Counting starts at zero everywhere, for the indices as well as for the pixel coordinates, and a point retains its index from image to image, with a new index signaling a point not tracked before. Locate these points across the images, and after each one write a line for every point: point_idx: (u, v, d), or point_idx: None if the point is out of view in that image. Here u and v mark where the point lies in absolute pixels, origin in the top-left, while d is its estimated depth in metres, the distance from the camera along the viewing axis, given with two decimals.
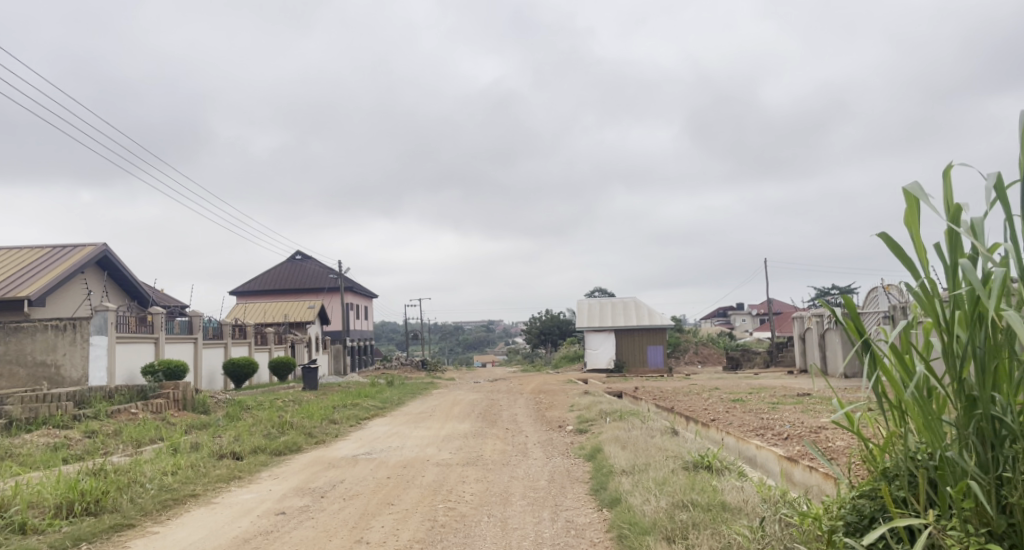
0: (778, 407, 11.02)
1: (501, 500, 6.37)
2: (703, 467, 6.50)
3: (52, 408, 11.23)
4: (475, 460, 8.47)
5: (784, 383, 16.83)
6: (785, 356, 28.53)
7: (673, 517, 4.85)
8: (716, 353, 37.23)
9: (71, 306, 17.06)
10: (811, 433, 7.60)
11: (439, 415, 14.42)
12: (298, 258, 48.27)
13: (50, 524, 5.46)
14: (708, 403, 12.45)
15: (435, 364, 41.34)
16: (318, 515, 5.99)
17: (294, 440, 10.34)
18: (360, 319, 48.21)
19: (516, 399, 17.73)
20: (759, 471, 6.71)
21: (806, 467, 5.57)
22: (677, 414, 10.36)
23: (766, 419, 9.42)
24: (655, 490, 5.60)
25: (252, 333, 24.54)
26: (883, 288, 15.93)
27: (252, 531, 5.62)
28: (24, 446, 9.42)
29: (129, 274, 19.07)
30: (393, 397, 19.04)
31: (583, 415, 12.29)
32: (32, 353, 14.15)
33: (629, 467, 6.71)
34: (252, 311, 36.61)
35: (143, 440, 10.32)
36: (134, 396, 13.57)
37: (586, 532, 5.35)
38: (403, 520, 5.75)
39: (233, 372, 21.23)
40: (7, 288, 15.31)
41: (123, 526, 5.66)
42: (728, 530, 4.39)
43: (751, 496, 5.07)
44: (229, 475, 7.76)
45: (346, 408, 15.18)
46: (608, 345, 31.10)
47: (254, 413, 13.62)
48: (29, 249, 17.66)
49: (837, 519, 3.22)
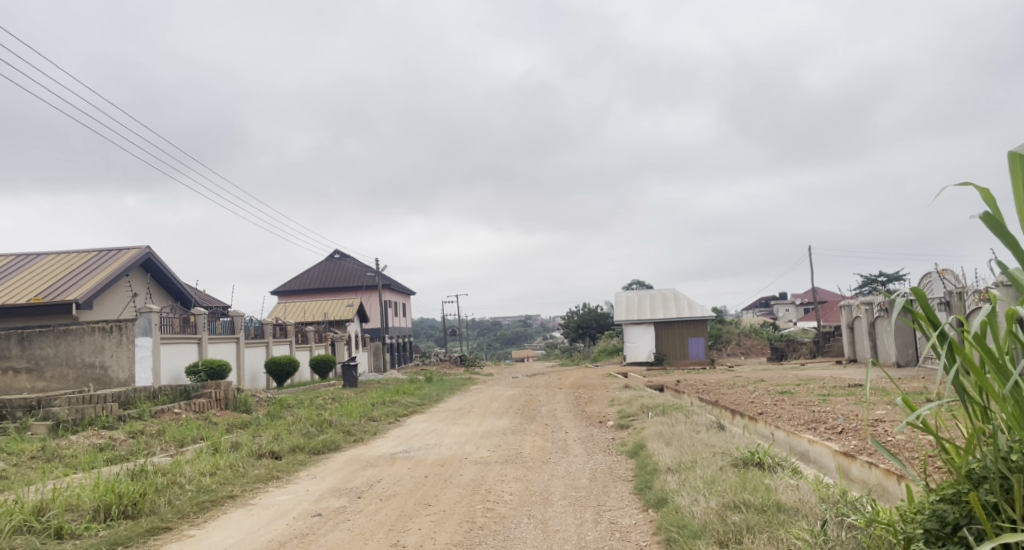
0: (830, 399, 10.58)
1: (542, 500, 6.15)
2: (754, 464, 6.22)
3: (97, 409, 11.32)
4: (515, 458, 8.27)
5: (835, 374, 16.25)
6: (832, 345, 27.73)
7: (725, 519, 4.58)
8: (760, 344, 36.41)
9: (116, 308, 17.32)
10: (868, 427, 7.22)
11: (478, 410, 14.30)
12: (337, 256, 48.68)
13: (87, 528, 5.41)
14: (755, 395, 12.07)
15: (474, 359, 41.29)
16: (355, 517, 5.84)
17: (332, 438, 10.25)
18: (399, 317, 48.49)
19: (554, 394, 17.52)
20: (813, 466, 6.39)
21: (866, 464, 5.25)
22: (722, 408, 10.02)
23: (819, 412, 9.01)
24: (704, 490, 5.30)
25: (293, 331, 24.73)
26: (938, 273, 15.27)
27: (288, 533, 5.49)
28: (70, 447, 9.49)
29: (171, 275, 19.30)
30: (432, 393, 18.93)
31: (625, 410, 11.97)
32: (81, 355, 14.22)
33: (675, 465, 6.44)
34: (293, 310, 36.92)
35: (185, 440, 10.35)
36: (177, 396, 13.65)
37: (631, 534, 5.10)
38: (440, 522, 5.57)
39: (274, 371, 21.36)
40: (55, 291, 15.59)
41: (160, 529, 5.59)
42: (787, 533, 4.12)
43: (808, 495, 4.79)
44: (267, 475, 7.69)
45: (385, 405, 15.12)
46: (648, 338, 30.64)
47: (295, 411, 13.62)
48: (75, 254, 17.95)
49: (915, 527, 2.95)
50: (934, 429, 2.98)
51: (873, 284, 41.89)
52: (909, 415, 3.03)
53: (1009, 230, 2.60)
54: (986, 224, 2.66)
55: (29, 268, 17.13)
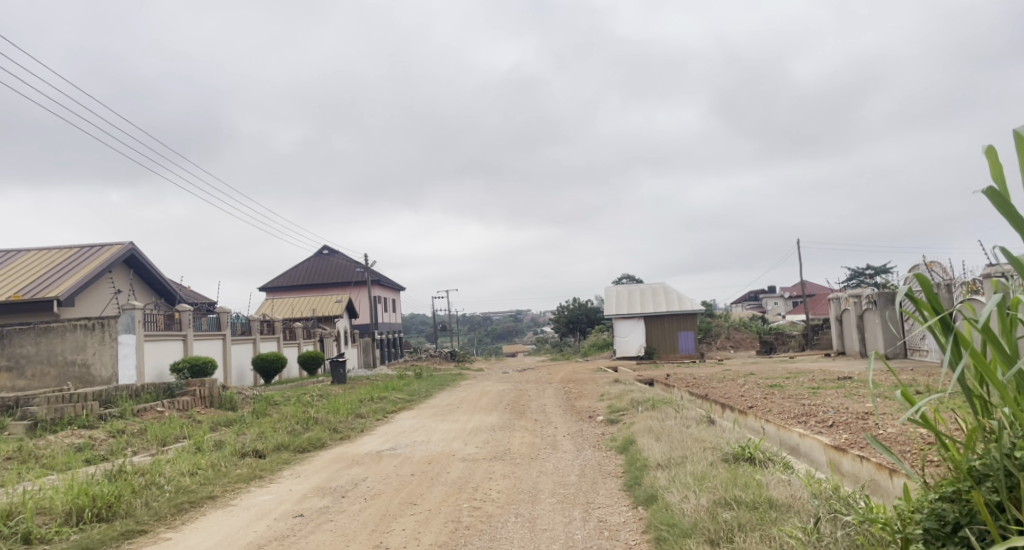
0: (819, 392, 10.51)
1: (529, 498, 6.01)
2: (745, 459, 6.10)
3: (77, 408, 11.09)
4: (503, 455, 8.14)
5: (825, 367, 16.21)
6: (821, 338, 27.75)
7: (716, 517, 4.45)
8: (750, 337, 36.44)
9: (99, 305, 17.09)
10: (859, 420, 7.11)
11: (467, 406, 14.17)
12: (326, 252, 48.52)
13: (58, 532, 5.24)
14: (745, 389, 12.00)
15: (464, 355, 41.14)
16: (337, 517, 5.69)
17: (318, 436, 10.08)
18: (388, 312, 48.28)
19: (545, 389, 17.39)
20: (804, 461, 6.29)
21: (857, 458, 5.16)
22: (712, 402, 9.93)
23: (809, 406, 8.92)
24: (694, 487, 5.18)
25: (281, 328, 24.51)
26: (926, 265, 15.21)
27: (268, 535, 5.33)
28: (48, 448, 9.30)
29: (155, 271, 19.05)
30: (421, 389, 18.78)
31: (615, 405, 11.87)
32: (62, 353, 14.02)
33: (665, 460, 6.32)
34: (280, 307, 36.61)
35: (167, 439, 10.15)
36: (161, 394, 13.43)
37: (620, 533, 4.98)
38: (425, 522, 5.42)
39: (262, 368, 21.15)
40: (35, 288, 15.32)
41: (135, 533, 5.41)
42: (779, 531, 4.01)
43: (800, 491, 4.67)
44: (250, 475, 7.52)
45: (373, 401, 14.95)
46: (638, 332, 30.59)
47: (282, 408, 13.43)
48: (57, 250, 17.68)
49: (914, 528, 2.84)
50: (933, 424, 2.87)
51: (862, 275, 41.95)
52: (909, 409, 2.92)
53: (1018, 213, 2.48)
54: (995, 208, 2.54)
55: (9, 264, 16.84)
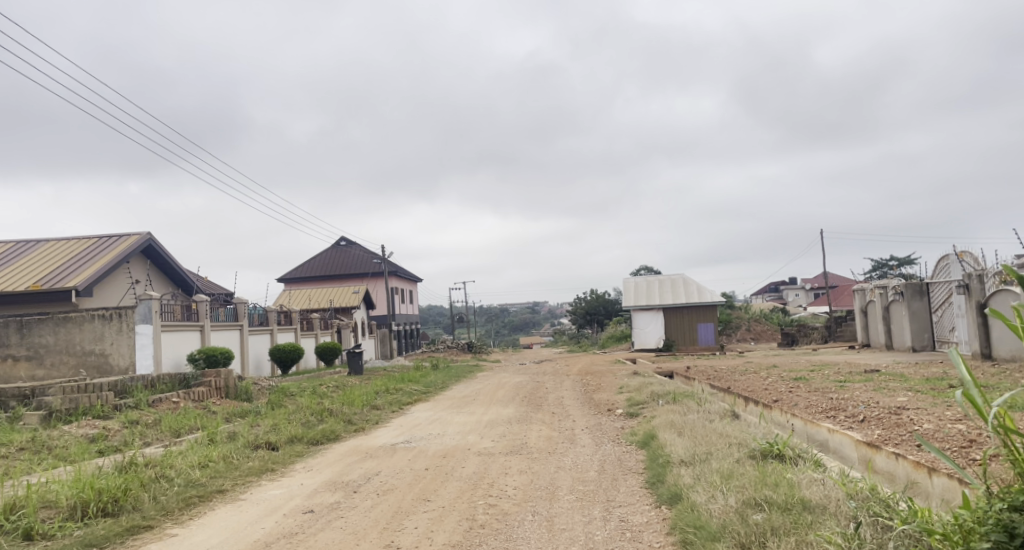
0: (847, 386, 10.15)
1: (547, 495, 5.79)
2: (773, 456, 5.82)
3: (92, 398, 11.03)
4: (520, 449, 7.91)
5: (850, 359, 15.89)
6: (845, 330, 27.24)
7: (747, 519, 4.19)
8: (770, 329, 35.92)
9: (116, 296, 17.03)
10: (891, 415, 6.81)
11: (483, 398, 13.98)
12: (343, 244, 48.37)
13: (61, 528, 5.09)
14: (769, 381, 11.67)
15: (481, 346, 40.92)
16: (348, 514, 5.49)
17: (333, 428, 9.93)
18: (405, 304, 48.21)
19: (562, 382, 17.12)
20: (834, 457, 6.01)
21: (892, 455, 4.90)
22: (735, 395, 9.63)
23: (836, 399, 8.60)
24: (721, 486, 4.91)
25: (298, 319, 24.42)
26: (957, 254, 14.67)
27: (276, 533, 5.15)
28: (60, 438, 9.19)
29: (171, 261, 18.95)
30: (438, 380, 18.59)
31: (634, 398, 11.61)
32: (80, 343, 13.94)
33: (689, 457, 6.05)
34: (297, 297, 36.56)
35: (181, 430, 10.05)
36: (176, 384, 13.35)
37: (643, 535, 4.73)
38: (438, 520, 5.20)
39: (279, 358, 21.07)
40: (53, 278, 15.30)
41: (140, 528, 5.26)
42: (815, 537, 3.76)
43: (834, 491, 4.40)
44: (261, 468, 7.36)
45: (389, 392, 14.79)
46: (657, 323, 30.24)
47: (297, 399, 13.31)
48: (75, 240, 17.66)
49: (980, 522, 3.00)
50: (1011, 430, 3.00)
51: (885, 265, 41.22)
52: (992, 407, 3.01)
53: None
54: None
55: (28, 255, 16.82)
